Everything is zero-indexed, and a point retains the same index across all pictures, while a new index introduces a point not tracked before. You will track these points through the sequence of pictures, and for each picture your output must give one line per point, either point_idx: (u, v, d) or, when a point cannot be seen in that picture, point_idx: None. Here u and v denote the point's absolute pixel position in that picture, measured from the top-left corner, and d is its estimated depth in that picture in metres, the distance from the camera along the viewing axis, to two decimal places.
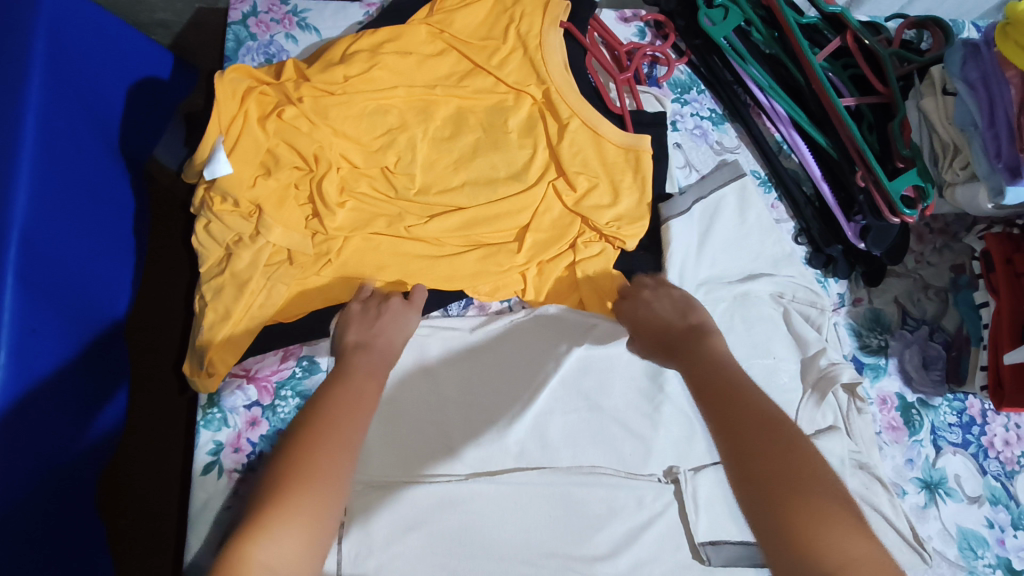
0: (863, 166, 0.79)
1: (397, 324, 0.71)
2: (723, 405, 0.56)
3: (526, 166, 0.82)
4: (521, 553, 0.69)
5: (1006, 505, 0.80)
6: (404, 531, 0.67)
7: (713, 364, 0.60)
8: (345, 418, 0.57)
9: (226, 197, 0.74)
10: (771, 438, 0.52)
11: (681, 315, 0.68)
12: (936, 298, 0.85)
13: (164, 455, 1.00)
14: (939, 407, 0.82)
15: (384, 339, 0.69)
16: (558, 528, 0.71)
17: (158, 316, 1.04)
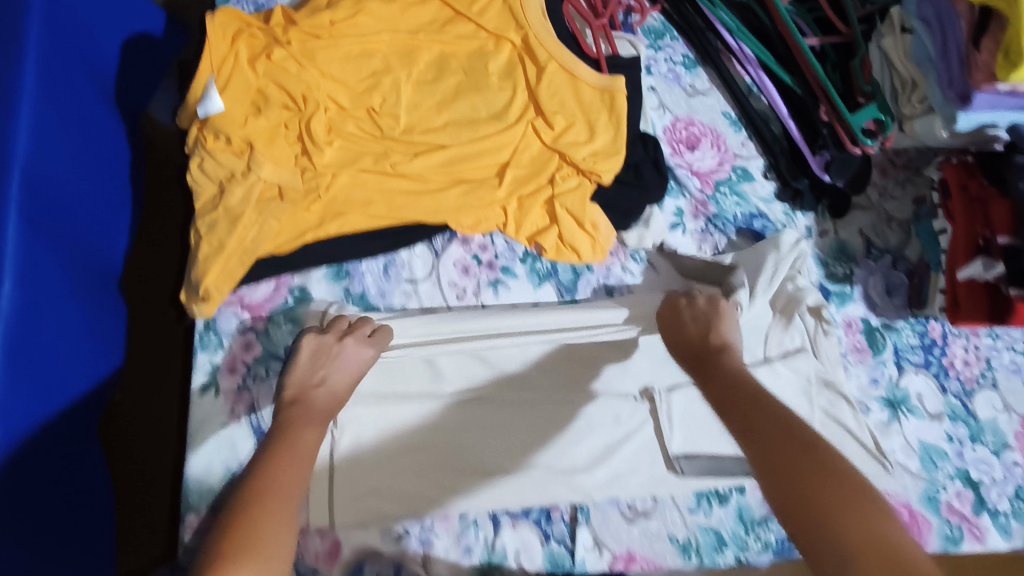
0: (827, 102, 0.84)
1: (342, 365, 0.72)
2: (750, 419, 0.60)
3: (506, 107, 0.85)
4: (505, 467, 0.77)
5: (965, 421, 0.84)
6: (393, 455, 0.77)
7: (735, 382, 0.65)
8: (286, 467, 0.62)
9: (219, 135, 0.78)
10: (796, 442, 0.56)
11: (706, 329, 0.73)
12: (899, 229, 0.89)
13: (164, 387, 1.05)
14: (901, 330, 0.86)
15: (326, 388, 0.71)
16: (546, 448, 0.78)
17: (154, 251, 1.07)
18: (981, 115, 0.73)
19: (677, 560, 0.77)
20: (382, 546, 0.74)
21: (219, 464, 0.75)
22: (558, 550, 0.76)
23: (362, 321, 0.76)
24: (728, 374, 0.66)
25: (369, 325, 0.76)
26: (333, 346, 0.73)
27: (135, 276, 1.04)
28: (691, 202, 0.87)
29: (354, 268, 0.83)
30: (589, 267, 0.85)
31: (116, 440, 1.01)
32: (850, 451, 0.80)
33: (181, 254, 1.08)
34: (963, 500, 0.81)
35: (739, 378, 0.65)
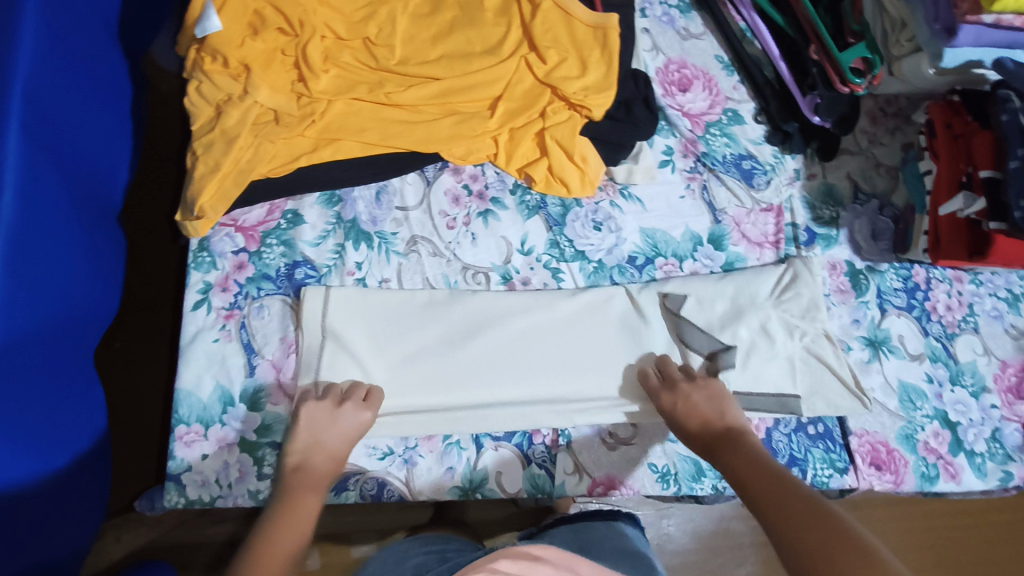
0: (817, 42, 0.85)
1: (339, 430, 0.70)
2: (774, 496, 0.59)
3: (500, 42, 0.86)
4: (493, 400, 0.77)
5: (945, 362, 0.85)
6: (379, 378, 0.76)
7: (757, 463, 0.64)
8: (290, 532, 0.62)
9: (216, 56, 0.80)
10: (819, 516, 0.55)
11: (718, 413, 0.72)
12: (886, 175, 0.90)
13: (156, 309, 1.05)
14: (885, 273, 0.87)
15: (326, 454, 0.70)
16: (528, 381, 0.78)
17: (152, 178, 1.08)
18: (967, 51, 0.76)
19: (656, 487, 0.78)
20: (366, 463, 0.75)
21: (210, 381, 0.75)
22: (539, 474, 0.77)
23: (364, 388, 0.73)
24: (748, 454, 0.66)
25: (364, 388, 0.73)
26: (331, 411, 0.71)
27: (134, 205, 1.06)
28: (681, 142, 0.88)
29: (346, 194, 0.83)
30: (578, 201, 0.85)
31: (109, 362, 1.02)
32: (830, 387, 0.81)
33: (176, 178, 1.08)
34: (939, 439, 0.82)
35: (759, 457, 0.65)
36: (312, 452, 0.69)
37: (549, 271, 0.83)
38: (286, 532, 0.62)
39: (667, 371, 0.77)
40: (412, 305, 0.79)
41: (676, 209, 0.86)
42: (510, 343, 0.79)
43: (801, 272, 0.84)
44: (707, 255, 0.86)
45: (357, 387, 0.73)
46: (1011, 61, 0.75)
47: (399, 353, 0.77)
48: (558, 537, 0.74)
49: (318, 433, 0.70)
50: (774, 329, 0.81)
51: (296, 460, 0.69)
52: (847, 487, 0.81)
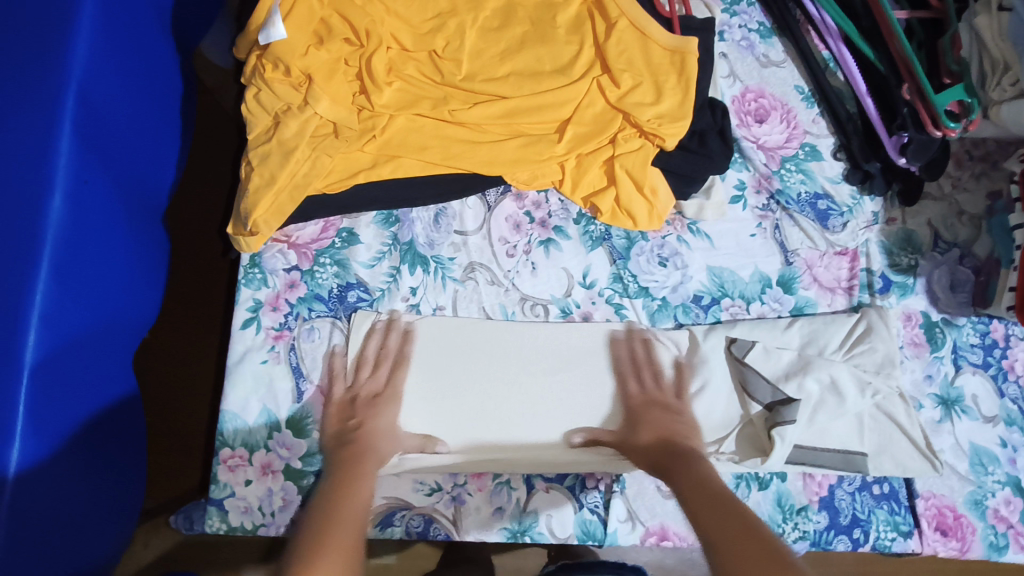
0: (910, 80, 0.79)
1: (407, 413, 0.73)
2: (695, 499, 0.63)
3: (572, 62, 0.82)
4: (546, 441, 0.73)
5: (1020, 427, 0.81)
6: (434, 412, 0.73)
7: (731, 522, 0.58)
8: (353, 490, 0.64)
9: (278, 64, 0.76)
10: (721, 504, 0.61)
11: (686, 426, 0.72)
12: (969, 224, 0.85)
13: (204, 317, 1.02)
14: (962, 327, 0.83)
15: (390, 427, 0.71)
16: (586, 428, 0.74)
17: (203, 177, 1.06)
18: None
19: None
20: (412, 498, 0.72)
21: (255, 404, 0.72)
22: (591, 520, 0.74)
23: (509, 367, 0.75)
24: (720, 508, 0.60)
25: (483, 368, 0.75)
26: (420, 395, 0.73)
27: (183, 205, 1.05)
28: (754, 176, 0.84)
29: (403, 215, 0.79)
30: (644, 234, 0.81)
31: (154, 366, 1.00)
32: (899, 447, 0.77)
33: (230, 181, 1.05)
34: (1011, 507, 0.78)
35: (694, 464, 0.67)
36: (353, 433, 0.70)
37: (611, 307, 0.79)
38: (350, 491, 0.63)
39: (638, 385, 0.75)
40: (469, 341, 0.75)
41: (746, 247, 0.82)
42: (569, 387, 0.75)
43: (876, 329, 0.79)
44: (776, 298, 0.82)
45: (480, 397, 0.74)
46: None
47: (452, 394, 0.74)
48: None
49: (352, 417, 0.71)
50: (847, 389, 0.77)
51: (336, 439, 0.70)
52: (910, 551, 0.77)
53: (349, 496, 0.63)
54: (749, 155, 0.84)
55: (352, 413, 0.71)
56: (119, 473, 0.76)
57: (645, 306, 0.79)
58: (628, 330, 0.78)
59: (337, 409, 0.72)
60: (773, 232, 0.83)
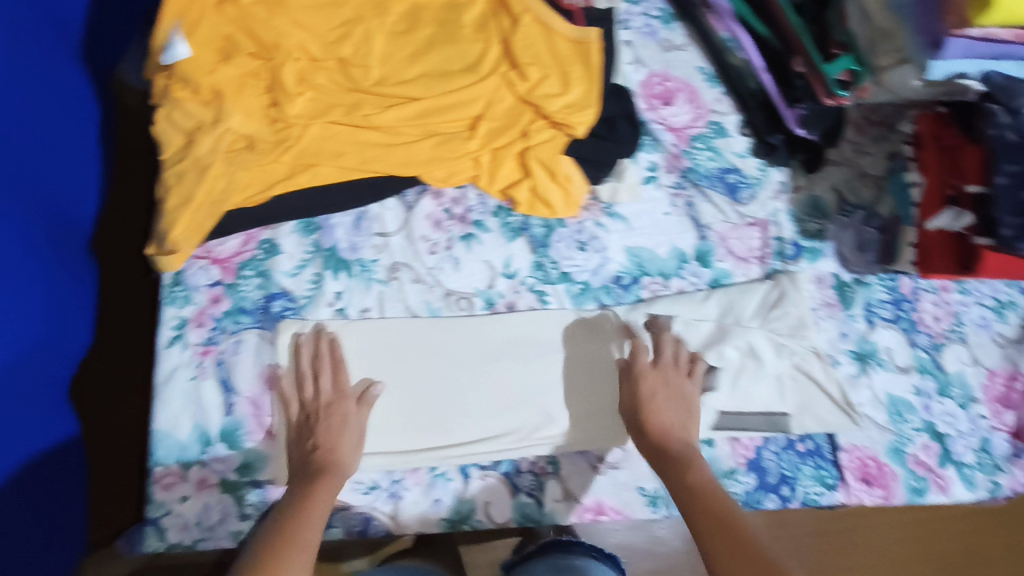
0: (802, 53, 0.84)
1: (352, 431, 0.72)
2: (700, 510, 0.65)
3: (479, 59, 0.84)
4: (477, 429, 0.77)
5: (933, 374, 0.85)
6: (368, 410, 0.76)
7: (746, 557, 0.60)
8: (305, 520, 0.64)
9: (186, 83, 0.77)
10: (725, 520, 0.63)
11: (687, 408, 0.74)
12: (872, 185, 0.89)
13: (134, 339, 1.02)
14: (872, 285, 0.86)
15: (325, 448, 0.70)
16: (516, 414, 0.78)
17: (122, 197, 1.04)
18: (954, 64, 0.72)
19: (645, 511, 0.78)
20: (350, 498, 0.75)
21: (187, 420, 0.74)
22: (527, 502, 0.76)
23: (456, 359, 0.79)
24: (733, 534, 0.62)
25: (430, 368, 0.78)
26: (352, 410, 0.73)
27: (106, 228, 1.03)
28: (665, 157, 0.87)
29: (324, 222, 0.81)
30: (562, 221, 0.83)
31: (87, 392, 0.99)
32: (819, 404, 0.81)
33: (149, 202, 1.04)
34: (928, 452, 0.82)
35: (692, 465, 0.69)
36: (312, 454, 0.70)
37: (534, 294, 0.81)
38: (297, 520, 0.64)
39: (660, 357, 0.76)
40: (397, 340, 0.78)
41: (661, 226, 0.85)
42: (497, 374, 0.79)
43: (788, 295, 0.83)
44: (693, 272, 0.85)
45: (413, 393, 0.77)
46: (998, 75, 0.71)
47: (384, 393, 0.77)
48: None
49: (310, 439, 0.71)
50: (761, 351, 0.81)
51: (297, 462, 0.70)
52: (837, 503, 0.80)
53: (300, 529, 0.63)
54: (660, 137, 0.87)
55: (308, 433, 0.72)
56: (59, 503, 0.76)
57: (568, 290, 0.82)
58: (551, 313, 0.81)
59: (296, 429, 0.73)
60: (688, 210, 0.86)
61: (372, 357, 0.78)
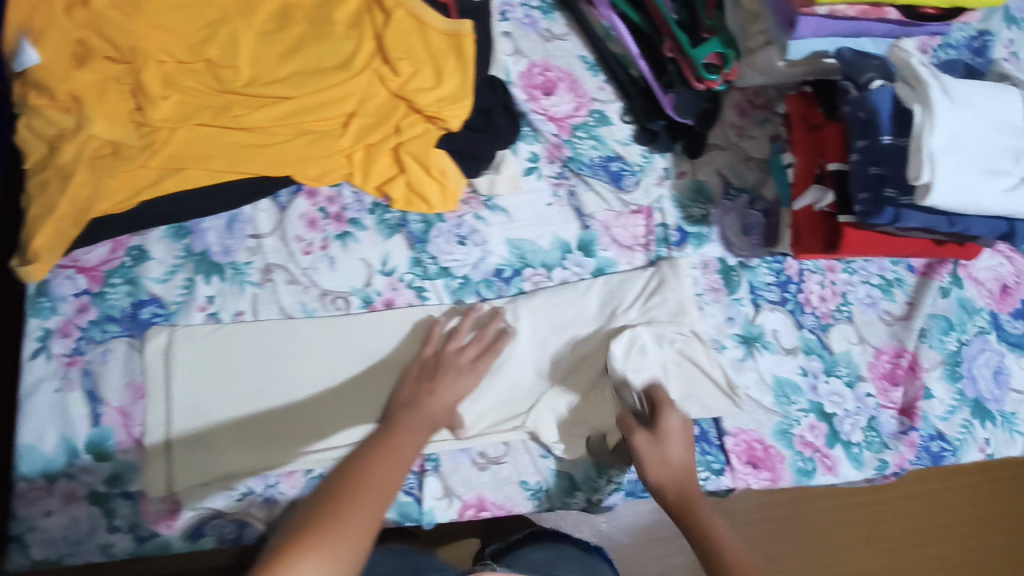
0: (669, 37, 0.83)
1: (451, 385, 0.74)
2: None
3: (352, 55, 0.81)
4: (348, 432, 0.76)
5: (819, 354, 0.85)
6: (236, 417, 0.75)
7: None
8: (371, 471, 0.65)
9: (42, 90, 0.74)
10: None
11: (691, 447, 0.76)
12: (756, 168, 0.89)
13: None
14: (756, 268, 0.87)
15: (436, 400, 0.73)
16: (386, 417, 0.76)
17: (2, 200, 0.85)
18: (810, 43, 0.73)
19: (528, 504, 0.78)
20: (222, 506, 0.74)
21: (53, 434, 0.72)
22: (406, 502, 0.76)
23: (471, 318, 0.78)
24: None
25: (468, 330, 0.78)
26: (469, 361, 0.76)
27: None
28: (546, 147, 0.86)
29: (194, 226, 0.80)
30: (441, 216, 0.83)
31: None
32: (703, 389, 0.81)
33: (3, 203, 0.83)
34: (815, 432, 0.82)
35: (713, 529, 0.71)
36: (425, 397, 0.73)
37: (413, 291, 0.81)
38: (374, 471, 0.65)
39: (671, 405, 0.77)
40: (269, 344, 0.77)
41: (543, 216, 0.85)
42: (375, 375, 0.78)
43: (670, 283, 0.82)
44: (577, 262, 0.84)
45: (284, 397, 0.76)
46: (851, 52, 0.72)
47: (253, 398, 0.76)
48: (523, 559, 0.77)
49: (429, 381, 0.74)
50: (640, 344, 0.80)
51: (406, 401, 0.73)
52: (725, 488, 0.81)
53: (373, 463, 0.66)
54: (541, 126, 0.86)
55: (421, 390, 0.74)
56: None
57: (448, 286, 0.81)
58: (429, 308, 0.80)
59: (418, 371, 0.75)
60: (570, 201, 0.85)
61: (242, 361, 0.76)
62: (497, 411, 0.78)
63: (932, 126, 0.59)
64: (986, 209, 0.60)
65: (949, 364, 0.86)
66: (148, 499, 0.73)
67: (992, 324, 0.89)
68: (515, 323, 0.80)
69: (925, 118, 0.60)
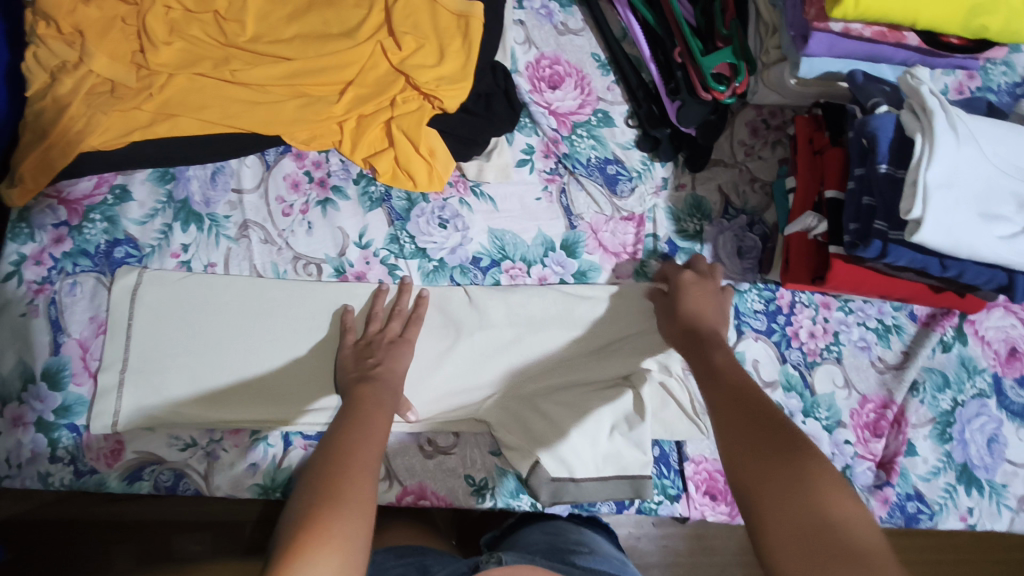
0: (681, 41, 0.81)
1: (396, 357, 0.72)
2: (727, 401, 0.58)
3: (358, 25, 0.80)
4: (297, 398, 0.75)
5: (799, 393, 0.80)
6: (189, 367, 0.75)
7: (746, 420, 0.55)
8: (359, 444, 0.58)
9: (49, 21, 0.75)
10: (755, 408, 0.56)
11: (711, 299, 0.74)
12: (761, 191, 0.86)
13: None
14: (745, 293, 0.82)
15: (384, 368, 0.70)
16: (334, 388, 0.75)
17: None
18: (823, 62, 0.74)
19: (470, 500, 0.74)
20: (165, 453, 0.73)
21: (12, 356, 0.73)
22: None
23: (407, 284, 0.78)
24: (738, 404, 0.57)
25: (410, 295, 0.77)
26: (396, 338, 0.74)
27: None
28: (543, 141, 0.85)
29: (179, 173, 0.80)
30: (425, 196, 0.82)
31: None
32: (668, 413, 0.77)
33: None
34: None
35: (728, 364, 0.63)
36: (373, 369, 0.70)
37: (385, 267, 0.80)
38: (355, 447, 0.57)
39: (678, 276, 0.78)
40: (235, 299, 0.77)
41: (529, 210, 0.83)
42: (333, 349, 0.76)
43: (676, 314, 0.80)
44: (558, 261, 0.82)
45: (239, 355, 0.75)
46: (863, 74, 0.71)
47: (209, 350, 0.75)
48: (525, 541, 0.71)
49: (371, 357, 0.71)
50: (610, 367, 0.77)
51: (354, 376, 0.69)
52: (678, 516, 0.77)
53: (356, 433, 0.59)
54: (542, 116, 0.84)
55: (368, 367, 0.70)
56: None
57: (422, 269, 0.80)
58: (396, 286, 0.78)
59: (354, 351, 0.72)
60: (559, 201, 0.83)
61: (204, 311, 0.76)
62: (449, 403, 0.76)
63: (931, 160, 0.57)
64: (976, 253, 0.58)
65: (939, 424, 0.81)
66: (92, 435, 0.72)
67: (993, 388, 0.83)
68: (486, 310, 0.78)
69: (926, 150, 0.58)
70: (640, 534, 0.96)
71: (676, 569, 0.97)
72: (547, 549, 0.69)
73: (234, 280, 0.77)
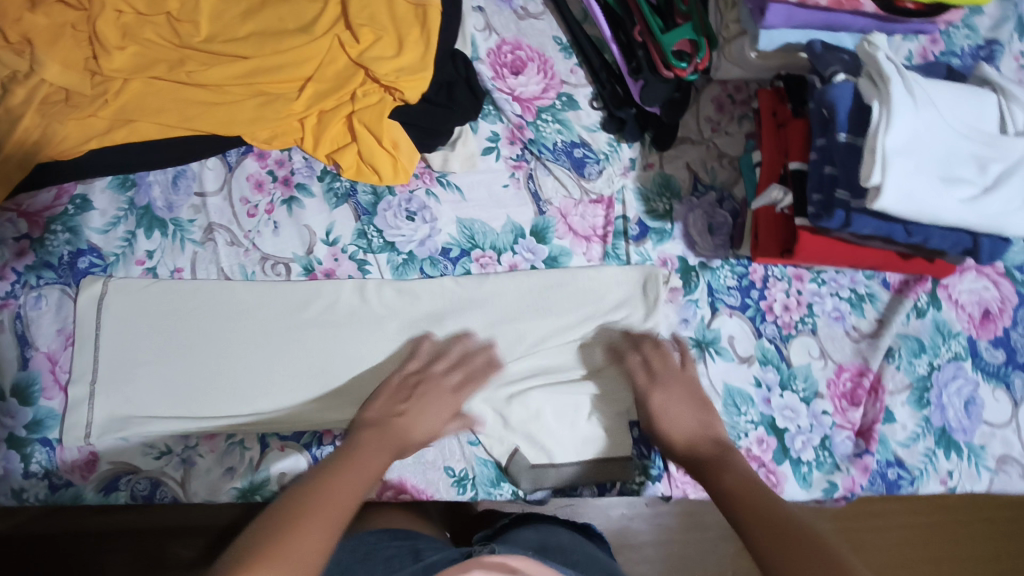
0: (641, 20, 0.81)
1: None
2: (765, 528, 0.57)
3: (314, 19, 0.78)
4: (271, 399, 0.74)
5: (775, 366, 0.80)
6: (160, 374, 0.74)
7: (809, 552, 0.53)
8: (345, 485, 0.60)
9: None
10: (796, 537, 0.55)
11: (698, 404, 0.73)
12: (729, 166, 0.86)
13: None
14: (718, 270, 0.82)
15: None
16: (308, 386, 0.75)
17: None
18: (783, 34, 0.74)
19: (451, 491, 0.74)
20: (140, 462, 0.72)
21: None
22: None
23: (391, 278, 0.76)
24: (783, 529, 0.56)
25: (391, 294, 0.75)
26: None
27: None
28: (508, 128, 0.84)
29: (140, 178, 0.78)
30: (391, 189, 0.81)
31: None
32: None
33: None
34: (762, 446, 0.77)
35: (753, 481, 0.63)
36: None
37: (354, 263, 0.79)
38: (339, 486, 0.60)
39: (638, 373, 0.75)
40: (203, 304, 0.76)
41: (498, 198, 0.82)
42: (306, 348, 0.76)
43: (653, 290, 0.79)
44: (529, 248, 0.81)
45: (210, 359, 0.75)
46: (822, 44, 0.71)
47: (179, 357, 0.74)
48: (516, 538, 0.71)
49: None
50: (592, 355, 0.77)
51: None
52: (660, 495, 0.77)
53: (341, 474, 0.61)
54: (506, 101, 0.84)
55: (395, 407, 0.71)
56: None
57: (392, 262, 0.79)
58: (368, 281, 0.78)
59: None
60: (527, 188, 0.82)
61: (173, 317, 0.75)
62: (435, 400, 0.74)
63: (888, 126, 0.57)
64: (938, 217, 0.58)
65: (917, 389, 0.81)
66: (65, 448, 0.72)
67: (968, 350, 0.83)
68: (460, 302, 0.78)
69: (884, 116, 0.58)
70: (634, 516, 0.97)
71: (669, 546, 0.97)
72: (539, 548, 0.68)
73: (201, 284, 0.76)
